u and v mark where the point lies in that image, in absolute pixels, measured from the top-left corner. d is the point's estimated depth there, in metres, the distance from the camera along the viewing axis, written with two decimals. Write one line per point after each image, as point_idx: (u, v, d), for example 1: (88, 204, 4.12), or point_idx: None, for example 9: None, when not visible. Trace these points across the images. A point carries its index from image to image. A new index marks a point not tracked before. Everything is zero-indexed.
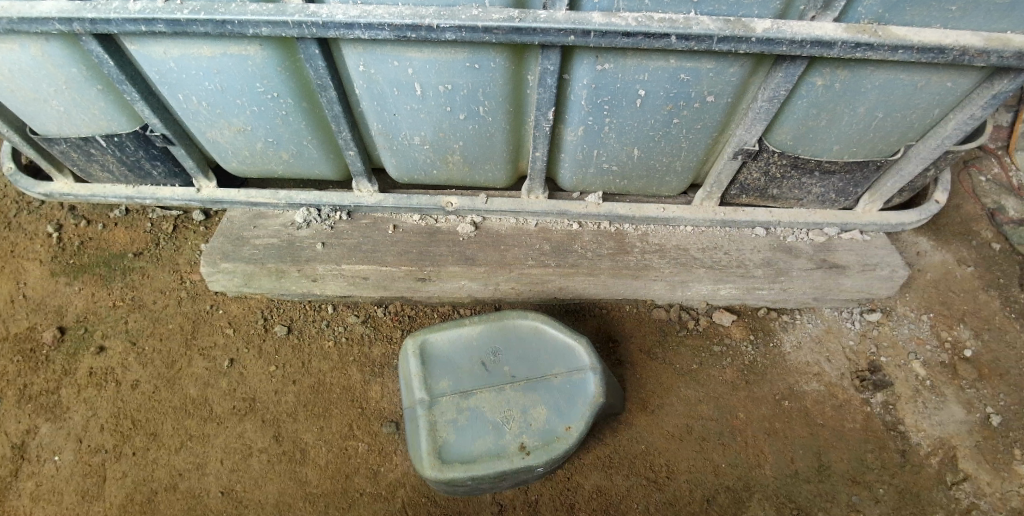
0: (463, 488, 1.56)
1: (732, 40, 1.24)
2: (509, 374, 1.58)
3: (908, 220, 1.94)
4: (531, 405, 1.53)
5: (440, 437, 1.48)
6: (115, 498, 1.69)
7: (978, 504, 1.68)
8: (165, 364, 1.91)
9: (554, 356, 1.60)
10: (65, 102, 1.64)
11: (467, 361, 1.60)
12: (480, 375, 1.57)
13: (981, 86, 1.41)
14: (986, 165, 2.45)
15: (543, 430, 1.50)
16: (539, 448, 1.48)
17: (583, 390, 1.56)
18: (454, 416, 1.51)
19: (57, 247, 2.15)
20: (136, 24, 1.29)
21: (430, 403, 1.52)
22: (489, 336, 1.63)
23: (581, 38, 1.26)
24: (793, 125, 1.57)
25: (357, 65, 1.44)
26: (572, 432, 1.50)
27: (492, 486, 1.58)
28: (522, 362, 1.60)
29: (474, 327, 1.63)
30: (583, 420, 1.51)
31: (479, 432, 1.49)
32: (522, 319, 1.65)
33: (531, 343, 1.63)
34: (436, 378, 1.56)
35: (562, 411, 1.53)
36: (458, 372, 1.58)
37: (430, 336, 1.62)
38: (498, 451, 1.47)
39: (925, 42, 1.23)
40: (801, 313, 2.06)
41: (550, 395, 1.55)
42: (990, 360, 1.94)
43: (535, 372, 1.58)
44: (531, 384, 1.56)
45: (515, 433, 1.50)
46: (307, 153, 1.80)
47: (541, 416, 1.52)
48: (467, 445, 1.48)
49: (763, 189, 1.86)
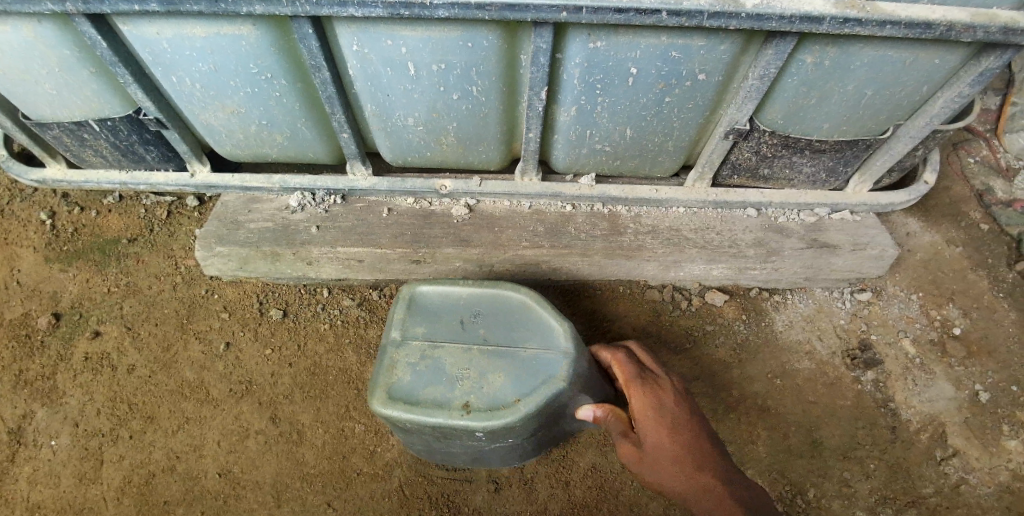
0: (412, 439, 1.52)
1: (723, 16, 1.25)
2: (484, 335, 1.52)
3: (897, 200, 1.97)
4: (491, 369, 1.45)
5: (395, 375, 1.45)
6: (113, 481, 1.70)
7: (967, 479, 1.73)
8: (161, 348, 1.92)
9: (533, 332, 1.52)
10: (57, 83, 1.63)
11: (449, 316, 1.57)
12: (456, 330, 1.54)
13: (969, 63, 1.43)
14: (975, 147, 2.48)
15: (492, 396, 1.41)
16: (482, 411, 1.38)
17: (548, 370, 1.44)
18: (416, 360, 1.48)
19: (51, 234, 2.15)
20: (129, 3, 1.28)
21: (399, 343, 1.51)
22: (477, 298, 1.60)
23: (573, 14, 1.26)
24: (783, 103, 1.58)
25: (351, 44, 1.43)
26: (521, 406, 1.38)
27: (441, 446, 1.52)
28: (500, 328, 1.54)
29: (466, 288, 1.61)
30: (538, 397, 1.39)
31: (434, 380, 1.44)
32: (514, 293, 1.59)
33: (516, 315, 1.56)
34: (414, 323, 1.55)
35: (519, 384, 1.42)
36: (436, 323, 1.55)
37: (424, 288, 1.62)
38: (442, 402, 1.41)
39: (912, 17, 1.24)
40: (793, 293, 2.08)
41: (515, 366, 1.45)
42: (979, 337, 1.97)
43: (509, 341, 1.50)
44: (500, 350, 1.49)
45: (466, 390, 1.42)
46: (301, 134, 1.80)
47: (497, 381, 1.43)
48: (416, 388, 1.43)
49: (754, 169, 1.87)
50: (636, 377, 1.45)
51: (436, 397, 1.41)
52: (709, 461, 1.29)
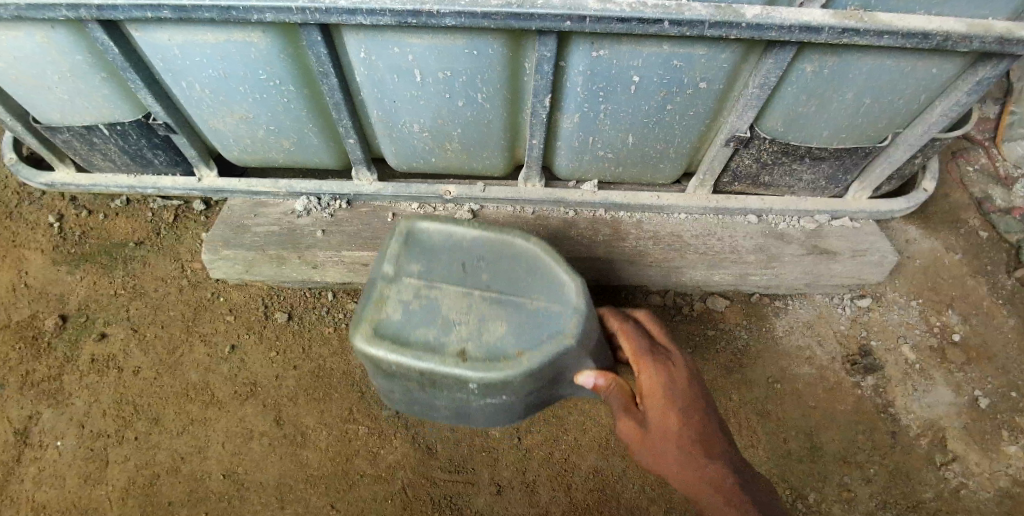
0: (392, 388, 1.31)
1: (723, 26, 1.27)
2: (489, 278, 1.29)
3: (896, 207, 1.99)
4: (493, 316, 1.23)
5: (383, 310, 1.24)
6: (117, 482, 1.71)
7: (967, 483, 1.74)
8: (167, 350, 1.93)
9: (546, 281, 1.29)
10: (69, 89, 1.66)
11: (451, 252, 1.34)
12: (458, 268, 1.31)
13: (967, 72, 1.45)
14: (974, 155, 2.50)
15: (491, 346, 1.19)
16: (478, 362, 1.17)
17: (558, 325, 1.22)
18: (408, 297, 1.26)
19: (58, 237, 2.17)
20: (142, 11, 1.31)
21: (388, 279, 1.29)
22: (482, 240, 1.36)
23: (577, 23, 1.28)
24: (783, 111, 1.61)
25: (359, 52, 1.46)
26: (524, 362, 1.17)
27: (424, 399, 1.31)
28: (509, 272, 1.31)
29: (470, 227, 1.36)
30: (544, 354, 1.18)
31: (427, 321, 1.23)
32: (525, 240, 1.34)
33: (527, 260, 1.32)
34: (410, 255, 1.33)
35: (523, 336, 1.21)
36: (436, 258, 1.32)
37: (421, 221, 1.37)
38: (434, 346, 1.19)
39: (910, 27, 1.26)
40: (794, 299, 2.09)
41: (522, 316, 1.23)
42: (978, 343, 1.99)
43: (516, 288, 1.27)
44: (504, 297, 1.26)
45: (462, 337, 1.20)
46: (308, 140, 1.83)
47: (498, 330, 1.21)
48: (405, 328, 1.22)
49: (755, 176, 1.90)
50: (647, 353, 1.30)
51: (426, 341, 1.19)
52: (717, 452, 1.23)
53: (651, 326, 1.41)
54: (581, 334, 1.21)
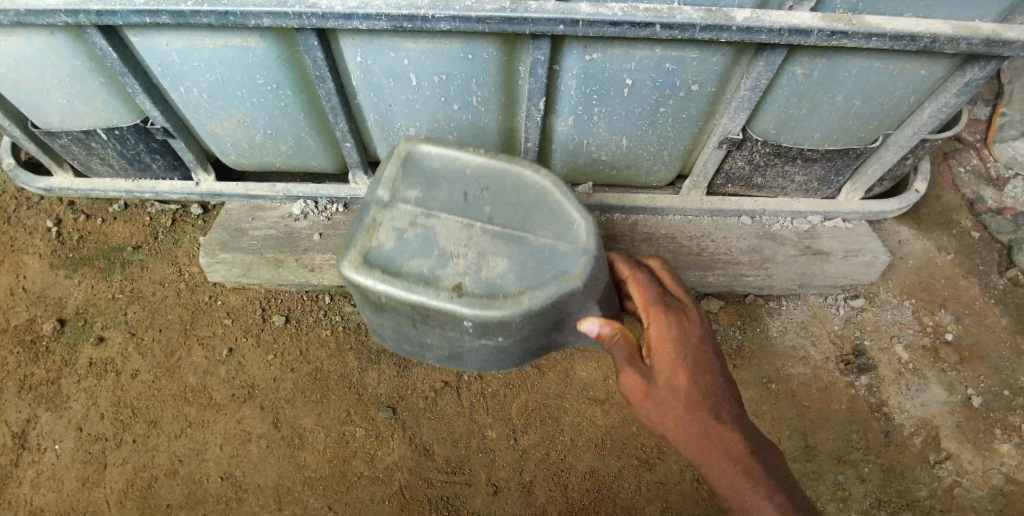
0: (384, 321, 1.25)
1: (714, 29, 1.29)
2: (490, 211, 1.21)
3: (888, 208, 2.01)
4: (493, 251, 1.16)
5: (376, 239, 1.17)
6: (115, 485, 1.72)
7: (961, 482, 1.75)
8: (165, 354, 1.94)
9: (551, 219, 1.20)
10: (68, 93, 1.67)
11: (451, 184, 1.25)
12: (458, 200, 1.23)
13: (955, 74, 1.48)
14: (966, 156, 2.52)
15: (489, 282, 1.12)
16: (475, 298, 1.10)
17: (562, 264, 1.15)
18: (404, 227, 1.19)
19: (57, 242, 2.18)
20: (140, 16, 1.32)
21: (385, 205, 1.22)
22: (487, 168, 1.27)
23: (570, 27, 1.30)
24: (774, 113, 1.63)
25: (355, 56, 1.48)
26: (523, 300, 1.10)
27: (415, 335, 1.25)
28: (512, 207, 1.22)
29: (475, 154, 1.27)
30: (544, 292, 1.11)
31: (422, 252, 1.15)
32: (533, 171, 1.25)
33: (533, 195, 1.23)
34: (408, 184, 1.25)
35: (524, 274, 1.14)
36: (435, 189, 1.24)
37: (424, 146, 1.29)
38: (428, 278, 1.12)
39: (897, 30, 1.28)
40: (788, 299, 2.10)
41: (523, 254, 1.16)
42: (971, 343, 2.00)
43: (519, 224, 1.20)
44: (507, 232, 1.19)
45: (459, 271, 1.13)
46: (305, 144, 1.85)
47: (497, 266, 1.14)
48: (398, 258, 1.15)
49: (748, 178, 1.92)
50: (660, 303, 1.25)
51: (420, 273, 1.13)
52: (724, 411, 1.18)
53: (664, 279, 1.36)
54: (589, 277, 1.14)
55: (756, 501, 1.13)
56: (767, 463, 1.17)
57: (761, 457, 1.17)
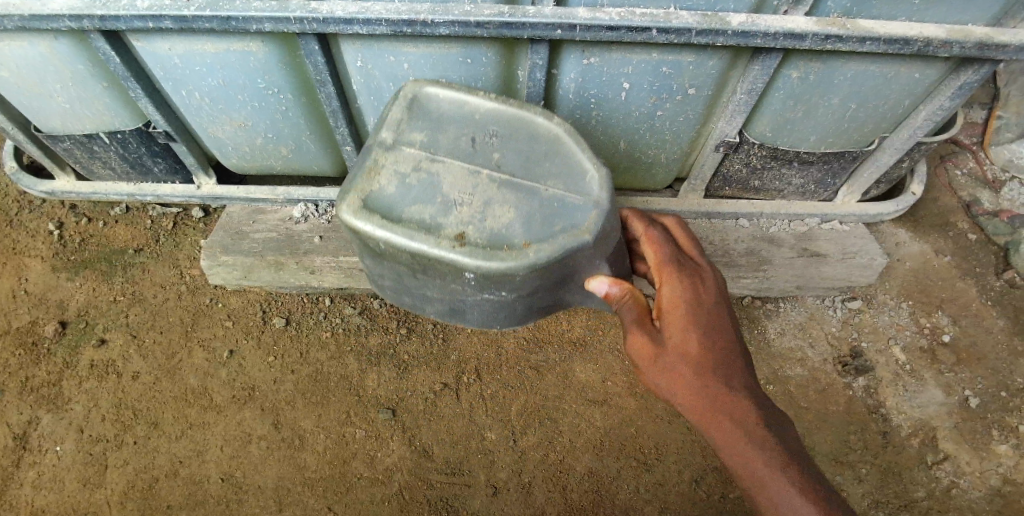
0: (383, 269, 1.20)
1: (710, 33, 1.31)
2: (497, 160, 1.14)
3: (884, 211, 2.03)
4: (499, 201, 1.10)
5: (377, 184, 1.11)
6: (116, 486, 1.73)
7: (958, 482, 1.76)
8: (165, 356, 1.95)
9: (561, 170, 1.14)
10: (70, 97, 1.68)
11: (458, 130, 1.18)
12: (464, 147, 1.16)
13: (949, 77, 1.49)
14: (962, 159, 2.54)
15: (493, 232, 1.07)
16: (478, 248, 1.05)
17: (570, 218, 1.09)
18: (407, 173, 1.12)
19: (58, 244, 2.19)
20: (143, 21, 1.34)
21: (389, 149, 1.16)
22: (497, 115, 1.19)
23: (568, 32, 1.31)
24: (771, 117, 1.65)
25: (355, 60, 1.50)
26: (528, 252, 1.05)
27: (415, 285, 1.20)
28: (521, 156, 1.15)
29: (485, 99, 1.20)
30: (550, 246, 1.05)
31: (424, 199, 1.09)
32: (545, 120, 1.17)
33: (543, 145, 1.16)
34: (413, 129, 1.18)
35: (530, 225, 1.08)
36: (440, 135, 1.17)
37: (430, 89, 1.22)
38: (429, 226, 1.07)
39: (891, 34, 1.30)
40: (785, 301, 2.11)
41: (530, 205, 1.10)
42: (968, 344, 2.01)
43: (527, 174, 1.13)
44: (515, 182, 1.12)
45: (462, 220, 1.07)
46: (306, 147, 1.86)
47: (503, 216, 1.08)
48: (399, 204, 1.09)
49: (745, 181, 1.94)
50: (673, 263, 1.24)
51: (423, 219, 1.07)
52: (736, 380, 1.17)
53: (678, 237, 1.34)
54: (597, 232, 1.09)
55: (767, 472, 1.11)
56: (780, 434, 1.15)
57: (774, 426, 1.15)
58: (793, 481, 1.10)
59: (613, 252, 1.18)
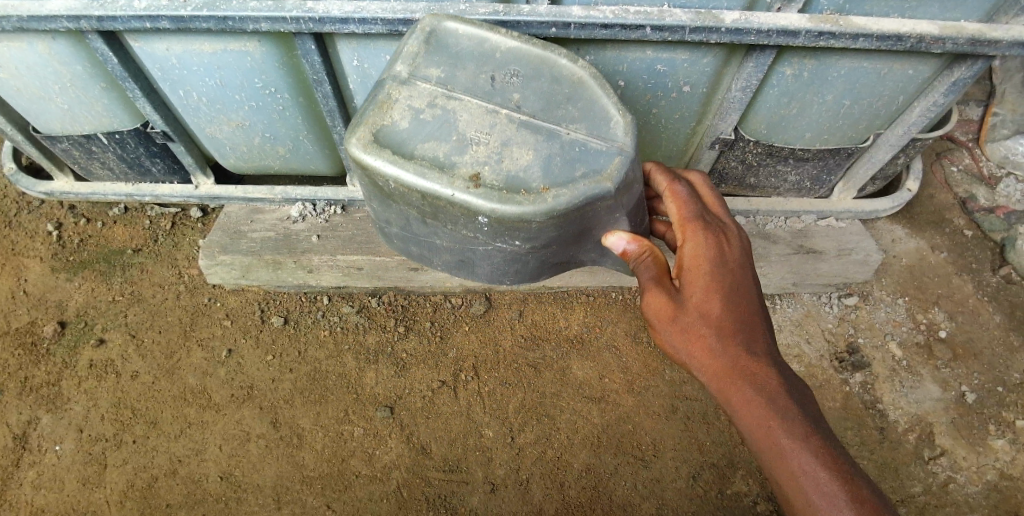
0: (389, 216, 1.08)
1: (703, 31, 1.31)
2: (518, 100, 1.02)
3: (880, 207, 2.04)
4: (519, 141, 0.97)
5: (388, 117, 0.98)
6: (115, 485, 1.73)
7: (955, 477, 1.76)
8: (165, 355, 1.96)
9: (585, 115, 1.02)
10: (69, 98, 1.69)
11: (477, 67, 1.06)
12: (482, 85, 1.03)
13: (943, 73, 1.50)
14: (958, 156, 2.55)
15: (511, 174, 0.94)
16: (494, 190, 0.92)
17: (593, 163, 0.96)
18: (421, 106, 1.00)
19: (57, 245, 2.20)
20: (140, 21, 1.34)
21: (403, 82, 1.03)
22: (520, 55, 1.07)
23: (562, 30, 1.31)
24: (766, 113, 1.65)
25: (351, 60, 1.51)
26: (547, 197, 0.92)
27: (423, 235, 1.08)
28: (543, 98, 1.03)
29: (507, 37, 1.08)
30: (571, 191, 0.93)
31: (438, 135, 0.97)
32: (570, 62, 1.06)
33: (566, 89, 1.04)
34: (429, 63, 1.05)
35: (551, 169, 0.95)
36: (458, 71, 1.05)
37: (450, 23, 1.09)
38: (441, 163, 0.94)
39: (884, 30, 1.30)
40: (782, 298, 2.12)
41: (552, 147, 0.97)
42: (964, 340, 2.02)
43: (548, 117, 1.01)
44: (536, 123, 1.00)
45: (478, 159, 0.95)
46: (303, 147, 1.87)
47: (522, 157, 0.96)
48: (411, 139, 0.96)
49: (741, 178, 1.95)
50: (698, 220, 1.13)
51: (435, 157, 0.94)
52: (760, 348, 1.07)
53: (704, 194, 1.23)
54: (620, 181, 0.96)
55: (788, 441, 1.01)
56: (805, 405, 1.05)
57: (802, 402, 1.05)
58: (815, 452, 1.00)
59: (633, 205, 1.07)
